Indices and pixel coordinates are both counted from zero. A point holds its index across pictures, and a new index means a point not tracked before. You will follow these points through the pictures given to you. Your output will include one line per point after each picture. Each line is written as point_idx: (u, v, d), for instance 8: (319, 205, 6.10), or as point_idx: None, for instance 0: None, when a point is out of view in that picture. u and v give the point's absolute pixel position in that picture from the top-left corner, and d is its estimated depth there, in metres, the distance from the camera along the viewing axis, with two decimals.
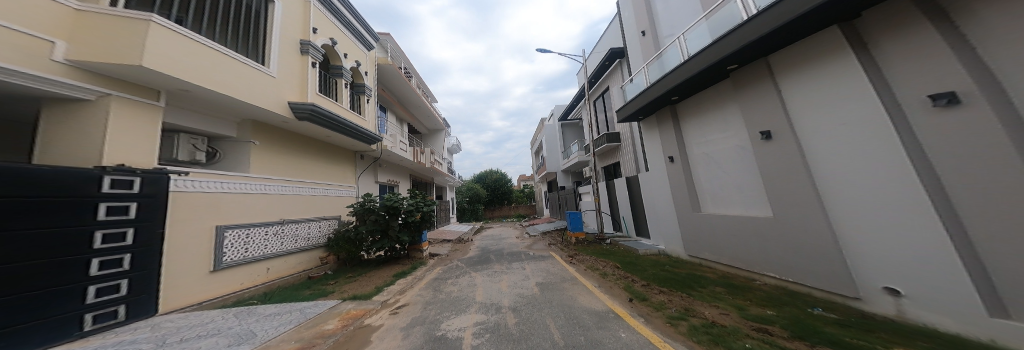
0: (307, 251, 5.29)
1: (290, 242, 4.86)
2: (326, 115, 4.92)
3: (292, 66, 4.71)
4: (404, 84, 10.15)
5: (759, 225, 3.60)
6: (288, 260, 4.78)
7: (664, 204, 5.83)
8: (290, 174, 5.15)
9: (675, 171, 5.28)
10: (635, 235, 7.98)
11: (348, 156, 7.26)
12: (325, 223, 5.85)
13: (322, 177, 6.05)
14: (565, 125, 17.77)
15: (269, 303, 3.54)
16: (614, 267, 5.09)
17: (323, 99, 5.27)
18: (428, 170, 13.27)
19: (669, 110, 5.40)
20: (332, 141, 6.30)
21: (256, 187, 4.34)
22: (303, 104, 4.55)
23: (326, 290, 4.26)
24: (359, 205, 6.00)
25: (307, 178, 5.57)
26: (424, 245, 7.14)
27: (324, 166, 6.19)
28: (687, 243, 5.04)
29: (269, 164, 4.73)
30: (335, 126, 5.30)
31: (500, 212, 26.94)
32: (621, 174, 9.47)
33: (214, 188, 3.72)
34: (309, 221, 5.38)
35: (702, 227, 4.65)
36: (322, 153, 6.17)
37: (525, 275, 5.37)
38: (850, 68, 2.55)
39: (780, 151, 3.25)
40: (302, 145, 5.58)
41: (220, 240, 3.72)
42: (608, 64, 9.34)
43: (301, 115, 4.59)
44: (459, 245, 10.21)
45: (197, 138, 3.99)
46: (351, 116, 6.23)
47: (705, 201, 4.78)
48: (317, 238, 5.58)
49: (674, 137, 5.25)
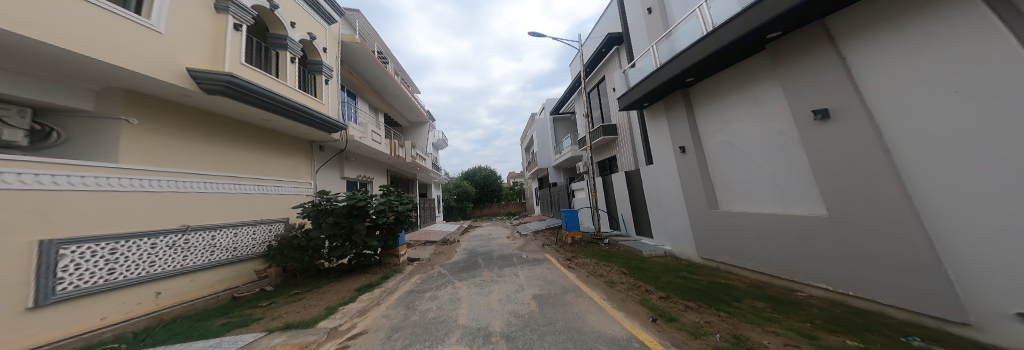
0: (228, 265, 4.41)
1: (185, 257, 3.84)
2: (249, 88, 4.05)
3: (198, 25, 3.87)
4: (378, 68, 9.15)
5: (809, 225, 3.06)
6: (194, 281, 3.91)
7: (674, 201, 5.27)
8: (203, 168, 4.26)
9: (689, 164, 4.71)
10: (636, 234, 7.46)
11: (297, 147, 6.30)
12: (257, 229, 4.96)
13: (255, 172, 5.15)
14: (556, 119, 17.21)
15: (155, 343, 2.68)
16: (621, 274, 4.45)
17: (249, 70, 4.52)
18: (408, 166, 12.27)
19: (681, 94, 4.85)
20: (267, 126, 5.40)
21: (143, 182, 3.48)
22: (214, 74, 3.65)
23: (249, 317, 3.44)
24: (313, 205, 5.04)
25: (227, 171, 4.63)
26: (400, 250, 6.34)
27: (257, 159, 5.26)
28: (704, 246, 4.51)
29: (168, 153, 3.81)
30: (262, 104, 4.45)
31: (489, 210, 26.13)
32: (619, 169, 9.00)
33: (68, 185, 2.80)
34: (228, 229, 4.47)
35: (725, 225, 4.11)
36: (254, 144, 5.22)
37: (518, 285, 4.65)
38: (961, 22, 1.97)
39: (846, 135, 2.66)
40: (222, 132, 4.65)
41: (52, 260, 2.63)
42: (605, 50, 8.90)
43: (210, 89, 3.71)
44: (443, 248, 9.37)
45: (10, 109, 2.76)
46: (298, 95, 5.48)
47: (726, 198, 4.26)
48: (238, 250, 4.58)
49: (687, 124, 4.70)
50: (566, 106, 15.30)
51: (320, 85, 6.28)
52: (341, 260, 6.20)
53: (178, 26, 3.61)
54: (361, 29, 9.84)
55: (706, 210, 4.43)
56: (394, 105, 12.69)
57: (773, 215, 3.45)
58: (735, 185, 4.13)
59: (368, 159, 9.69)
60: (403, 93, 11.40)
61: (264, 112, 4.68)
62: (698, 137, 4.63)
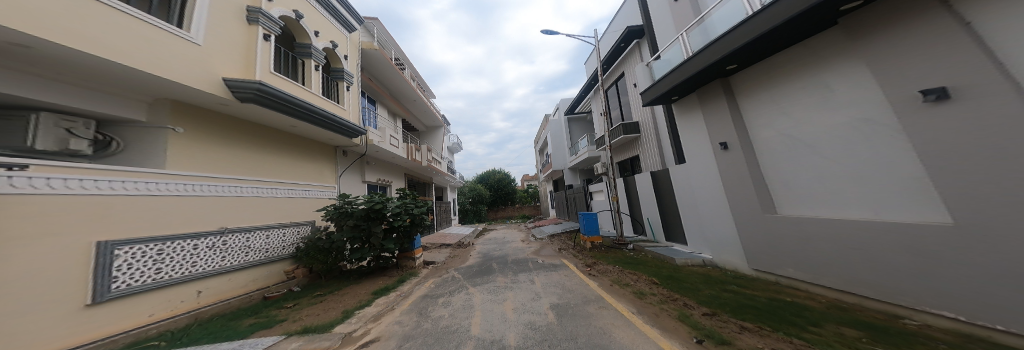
0: (262, 265, 4.38)
1: (225, 257, 3.82)
2: (276, 95, 4.02)
3: (233, 36, 3.90)
4: (394, 73, 9.28)
5: (888, 232, 2.50)
6: (231, 280, 3.87)
7: (715, 204, 4.72)
8: (242, 173, 4.30)
9: (734, 161, 4.17)
10: (665, 240, 6.86)
11: (323, 151, 6.36)
12: (288, 231, 4.94)
13: (287, 176, 5.19)
14: (571, 119, 16.74)
15: (185, 344, 2.57)
16: (652, 284, 3.98)
17: (279, 79, 4.49)
18: (424, 169, 12.35)
19: (721, 84, 4.33)
20: (297, 133, 5.47)
21: (189, 187, 3.50)
22: (245, 82, 3.65)
23: (274, 318, 3.29)
24: (334, 208, 5.03)
25: (262, 176, 4.64)
26: (416, 253, 6.23)
27: (289, 163, 5.31)
28: (757, 256, 3.94)
29: (211, 160, 3.85)
30: (290, 111, 4.47)
31: (503, 213, 25.90)
32: (644, 169, 8.43)
33: (119, 190, 2.83)
34: (263, 230, 4.45)
35: (782, 233, 3.53)
36: (285, 148, 5.28)
37: (535, 293, 4.30)
38: None
39: (935, 121, 2.11)
40: (258, 138, 4.70)
41: (106, 261, 2.65)
42: (624, 45, 8.47)
43: (242, 98, 3.73)
44: (458, 251, 9.22)
45: (75, 121, 2.86)
46: (322, 102, 5.52)
47: (784, 201, 3.68)
48: (273, 251, 4.56)
49: (730, 118, 4.17)
50: (581, 105, 14.83)
51: (342, 91, 6.36)
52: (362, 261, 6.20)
53: (214, 37, 3.63)
54: (379, 35, 10.06)
55: (759, 214, 3.86)
56: (410, 110, 12.88)
57: (839, 222, 2.88)
58: (794, 184, 3.54)
59: (386, 163, 9.80)
60: (419, 97, 11.53)
61: (292, 119, 4.69)
62: (743, 131, 4.08)
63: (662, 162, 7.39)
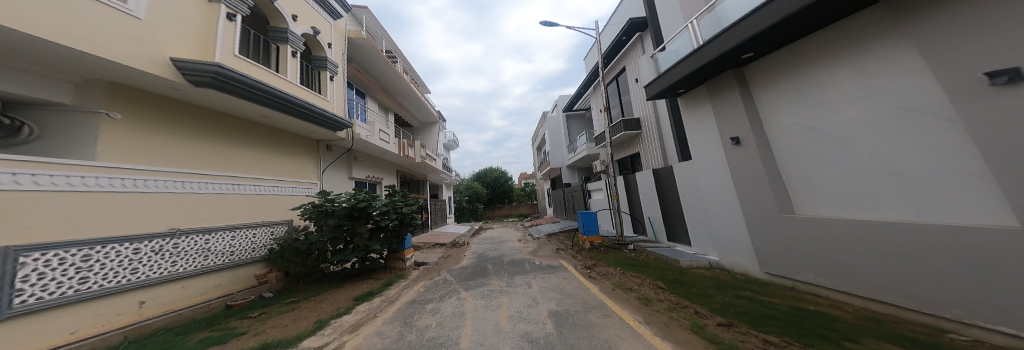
0: (224, 271, 4.06)
1: (174, 262, 3.47)
2: (238, 78, 3.63)
3: (188, 13, 3.52)
4: (385, 65, 8.89)
5: (938, 235, 2.21)
6: (184, 288, 3.54)
7: (724, 203, 4.46)
8: (199, 167, 3.93)
9: (747, 157, 3.88)
10: (667, 241, 6.60)
11: (302, 145, 6.00)
12: (255, 232, 4.57)
13: (257, 171, 4.84)
14: (570, 116, 16.46)
15: None
16: (657, 289, 3.71)
17: (245, 63, 4.11)
18: (417, 165, 12.03)
19: (734, 75, 4.04)
20: (270, 123, 5.09)
21: (129, 181, 3.13)
22: (202, 64, 3.25)
23: (232, 330, 2.98)
24: (313, 206, 4.68)
25: (224, 171, 4.26)
26: (407, 254, 5.95)
27: (261, 158, 4.96)
28: (772, 259, 3.67)
29: (159, 152, 3.48)
30: (259, 98, 4.10)
31: (501, 212, 25.57)
32: (645, 167, 8.19)
33: (36, 185, 2.43)
34: (225, 232, 4.12)
35: (803, 234, 3.27)
36: (257, 142, 4.94)
37: (531, 299, 4.07)
38: None
39: (1005, 108, 1.81)
40: (223, 131, 4.35)
41: (16, 270, 2.26)
42: (625, 38, 8.30)
43: (197, 81, 3.33)
44: (453, 250, 8.89)
45: None
46: (301, 92, 5.16)
47: (804, 199, 3.43)
48: (235, 255, 4.21)
49: (744, 111, 3.89)
50: (580, 102, 14.58)
51: (325, 81, 5.98)
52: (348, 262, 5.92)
53: (163, 9, 3.22)
54: (370, 27, 9.75)
55: (775, 215, 3.59)
56: (404, 104, 12.54)
57: (875, 222, 2.62)
58: (818, 180, 3.27)
59: (376, 158, 9.50)
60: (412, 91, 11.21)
61: (263, 107, 4.32)
62: (758, 126, 3.80)
63: (664, 160, 7.16)
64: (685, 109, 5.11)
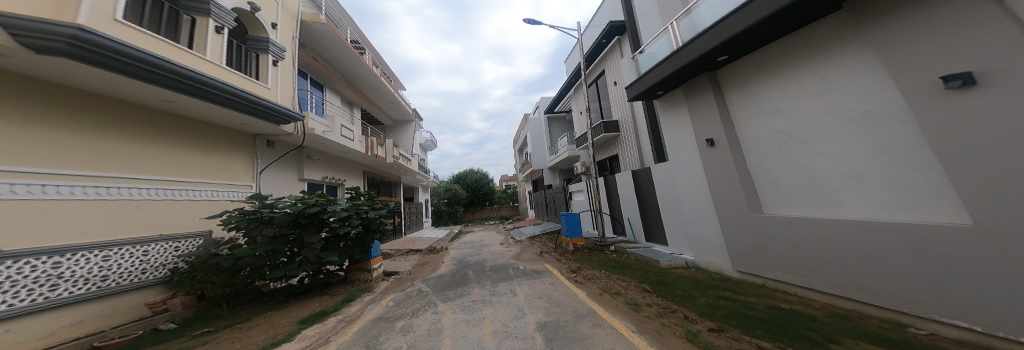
0: (81, 304, 3.38)
1: (20, 296, 2.86)
2: (107, 44, 3.07)
3: None
4: (350, 55, 8.77)
5: (897, 231, 2.32)
6: (12, 331, 2.82)
7: (698, 204, 4.58)
8: (82, 167, 3.50)
9: (721, 158, 4.01)
10: (645, 241, 6.74)
11: (227, 144, 5.48)
12: (136, 250, 3.96)
13: (159, 173, 4.35)
14: (551, 118, 16.62)
15: None
16: (644, 292, 3.70)
17: (120, 29, 3.53)
18: (389, 166, 11.42)
19: (709, 78, 4.19)
20: (167, 109, 4.48)
21: None
22: (49, 25, 2.69)
23: None
24: (244, 214, 4.24)
25: (98, 169, 3.66)
26: (373, 263, 5.79)
27: (166, 159, 4.45)
28: (744, 257, 3.78)
29: (25, 149, 3.03)
30: (141, 73, 3.52)
31: (482, 214, 25.10)
32: (623, 168, 8.44)
33: None
34: (90, 252, 3.50)
35: (772, 231, 3.39)
36: (158, 140, 4.37)
37: (518, 310, 3.85)
38: None
39: (962, 113, 1.92)
40: (102, 128, 3.74)
41: None
42: (606, 41, 8.50)
43: (34, 46, 2.70)
44: (429, 257, 8.41)
45: None
46: (212, 68, 4.65)
47: (774, 201, 3.56)
48: (102, 283, 3.58)
49: (718, 113, 4.03)
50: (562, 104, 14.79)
51: (264, 67, 5.82)
52: (290, 279, 5.42)
53: None
54: (333, 12, 9.42)
55: (745, 214, 3.72)
56: (374, 100, 12.00)
57: (839, 220, 2.74)
58: (789, 182, 3.39)
59: (335, 157, 9.07)
60: (381, 86, 10.89)
61: (152, 84, 3.74)
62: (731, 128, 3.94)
63: (640, 161, 7.37)
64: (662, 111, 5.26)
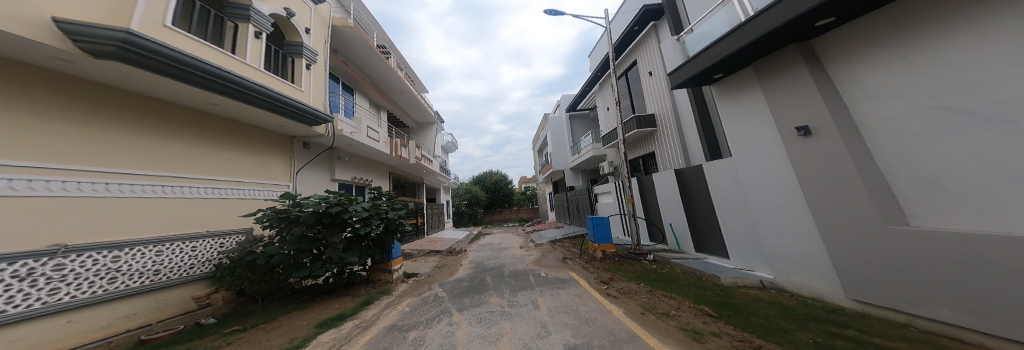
0: (136, 297, 3.35)
1: (78, 289, 2.87)
2: (154, 49, 3.01)
3: None
4: (377, 59, 8.84)
5: None
6: (73, 322, 2.82)
7: (783, 211, 3.68)
8: (130, 166, 3.45)
9: (822, 150, 3.10)
10: (694, 251, 5.86)
11: (267, 143, 5.49)
12: (188, 246, 3.94)
13: (205, 172, 4.31)
14: (574, 116, 15.83)
15: None
16: (705, 317, 3.06)
17: (171, 34, 3.49)
18: (411, 166, 11.43)
19: (797, 49, 3.31)
20: (219, 112, 4.49)
21: (7, 183, 2.50)
22: (104, 31, 2.63)
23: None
24: (275, 212, 4.07)
25: (151, 171, 3.64)
26: (393, 264, 5.52)
27: (212, 158, 4.43)
28: (860, 280, 2.80)
29: (89, 150, 3.10)
30: (185, 75, 3.45)
31: (501, 216, 24.77)
32: (661, 168, 7.54)
33: None
34: (146, 247, 3.49)
35: (906, 250, 2.42)
36: (203, 140, 4.34)
37: (541, 325, 3.29)
38: None
39: None
40: (150, 126, 3.71)
41: None
42: (638, 29, 7.73)
43: (91, 50, 2.67)
44: (448, 259, 8.11)
45: None
46: (254, 72, 4.61)
47: (913, 205, 2.53)
48: (159, 276, 3.59)
49: (818, 91, 3.11)
50: (585, 101, 13.98)
51: (298, 71, 5.71)
52: (320, 277, 5.26)
53: None
54: (359, 16, 9.59)
55: (861, 223, 2.76)
56: (398, 102, 12.11)
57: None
58: (939, 178, 2.39)
59: (364, 159, 9.14)
60: (405, 89, 10.93)
61: (200, 89, 3.73)
62: (840, 108, 2.98)
63: (684, 160, 6.50)
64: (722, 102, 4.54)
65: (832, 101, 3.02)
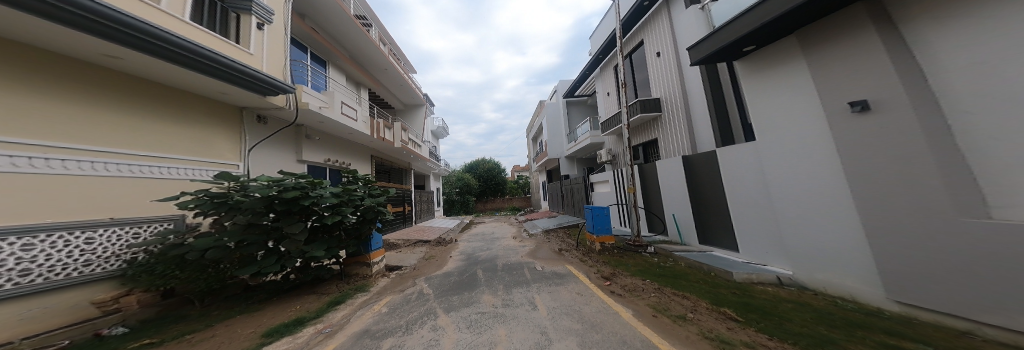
0: None
1: None
2: None
3: None
4: (356, 30, 7.86)
5: None
6: None
7: (822, 198, 3.40)
8: (22, 134, 2.70)
9: (889, 125, 2.68)
10: (697, 244, 5.73)
11: (203, 113, 4.51)
12: (81, 237, 3.05)
13: (115, 144, 3.41)
14: (570, 103, 15.23)
15: None
16: (729, 322, 2.70)
17: None
18: (397, 151, 10.65)
19: (867, 10, 2.88)
20: (124, 66, 3.44)
21: None
22: None
23: None
24: (210, 197, 3.31)
25: (38, 140, 2.80)
26: (373, 257, 4.94)
27: (127, 127, 3.54)
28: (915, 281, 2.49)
29: None
30: (59, 13, 2.45)
31: (493, 204, 24.33)
32: (663, 156, 7.15)
33: None
34: (9, 238, 2.55)
35: (978, 247, 2.15)
36: (107, 103, 3.37)
37: (540, 329, 2.88)
38: None
39: None
40: (34, 82, 2.79)
41: None
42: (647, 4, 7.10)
43: None
44: (437, 249, 7.62)
45: None
46: (171, 21, 3.65)
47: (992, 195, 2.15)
48: (29, 277, 2.63)
49: (889, 59, 2.71)
50: (583, 87, 13.38)
51: (245, 30, 4.77)
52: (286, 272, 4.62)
53: None
54: None
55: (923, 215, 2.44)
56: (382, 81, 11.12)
57: None
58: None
59: (341, 140, 8.32)
60: (390, 66, 9.98)
61: (83, 33, 2.71)
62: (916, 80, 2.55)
63: (690, 148, 6.15)
64: (753, 80, 4.25)
65: (907, 74, 2.61)
